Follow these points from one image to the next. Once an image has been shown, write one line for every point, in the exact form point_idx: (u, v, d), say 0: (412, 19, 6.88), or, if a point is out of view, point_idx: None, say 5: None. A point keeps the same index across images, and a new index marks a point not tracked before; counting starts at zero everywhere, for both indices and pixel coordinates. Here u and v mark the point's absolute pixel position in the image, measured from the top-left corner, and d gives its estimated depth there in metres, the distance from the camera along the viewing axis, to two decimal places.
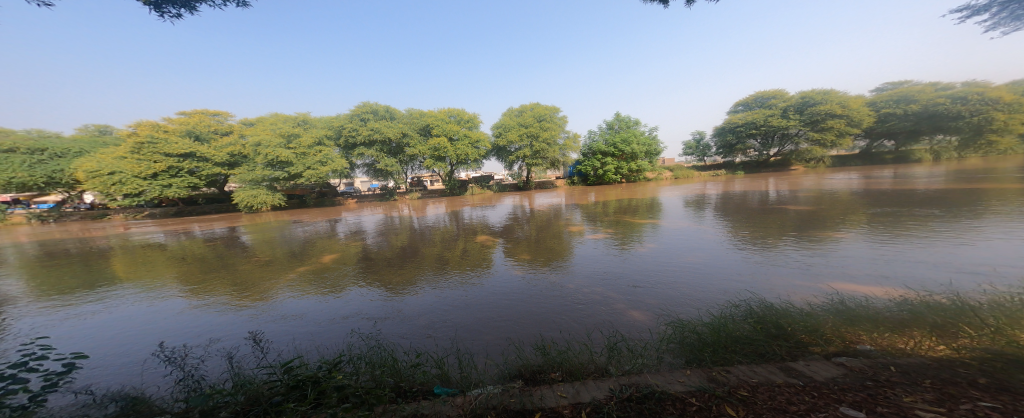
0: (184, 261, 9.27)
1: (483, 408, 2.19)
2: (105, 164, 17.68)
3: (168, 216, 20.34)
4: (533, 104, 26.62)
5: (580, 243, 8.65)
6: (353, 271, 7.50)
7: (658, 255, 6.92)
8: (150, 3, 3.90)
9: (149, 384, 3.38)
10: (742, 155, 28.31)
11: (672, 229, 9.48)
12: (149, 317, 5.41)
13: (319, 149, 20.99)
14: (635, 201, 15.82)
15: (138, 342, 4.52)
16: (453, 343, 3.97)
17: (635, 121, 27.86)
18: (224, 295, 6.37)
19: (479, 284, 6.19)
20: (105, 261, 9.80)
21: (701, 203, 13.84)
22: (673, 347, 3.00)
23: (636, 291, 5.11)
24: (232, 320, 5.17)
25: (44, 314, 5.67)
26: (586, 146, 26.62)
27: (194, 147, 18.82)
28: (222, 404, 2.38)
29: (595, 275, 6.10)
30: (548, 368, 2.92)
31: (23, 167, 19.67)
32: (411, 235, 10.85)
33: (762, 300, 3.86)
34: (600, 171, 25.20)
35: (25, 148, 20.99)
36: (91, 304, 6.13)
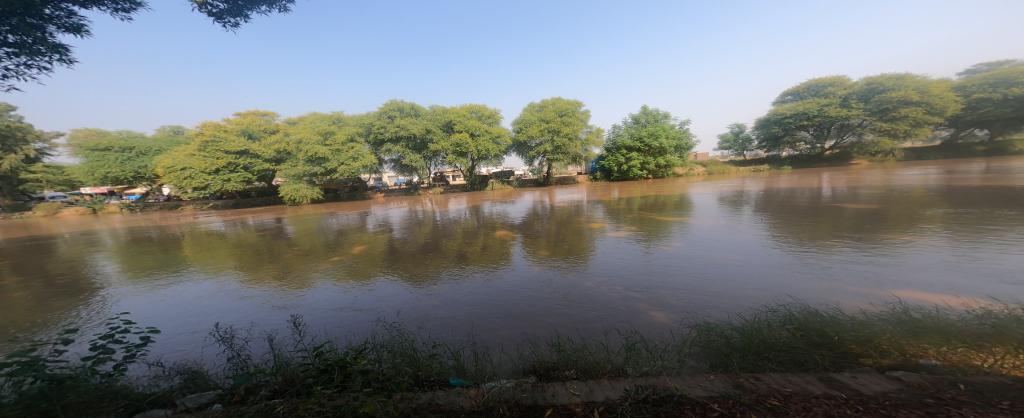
0: (239, 248, 10.32)
1: (497, 401, 2.25)
2: (179, 161, 20.09)
3: (227, 208, 22.55)
4: (555, 98, 26.19)
5: (602, 240, 8.53)
6: (380, 262, 7.90)
7: (685, 255, 6.65)
8: (211, 14, 4.40)
9: (206, 361, 3.81)
10: (789, 149, 25.88)
11: (702, 227, 9.06)
12: (208, 299, 6.09)
13: (352, 145, 22.02)
14: (663, 198, 15.26)
15: (196, 322, 5.07)
16: (470, 336, 4.10)
17: (663, 114, 26.67)
18: (268, 281, 6.97)
19: (499, 279, 6.28)
20: (178, 246, 11.19)
21: (738, 201, 13.06)
22: (697, 352, 2.89)
23: (658, 291, 4.95)
24: (274, 305, 5.66)
25: (126, 293, 6.55)
26: (610, 140, 26.02)
27: (248, 145, 20.51)
28: (263, 382, 2.65)
29: (617, 273, 5.99)
30: (563, 366, 2.93)
31: (117, 163, 23.12)
32: (434, 229, 11.19)
33: (803, 306, 3.57)
34: (624, 166, 24.43)
35: (116, 147, 24.11)
36: (164, 285, 7.00)
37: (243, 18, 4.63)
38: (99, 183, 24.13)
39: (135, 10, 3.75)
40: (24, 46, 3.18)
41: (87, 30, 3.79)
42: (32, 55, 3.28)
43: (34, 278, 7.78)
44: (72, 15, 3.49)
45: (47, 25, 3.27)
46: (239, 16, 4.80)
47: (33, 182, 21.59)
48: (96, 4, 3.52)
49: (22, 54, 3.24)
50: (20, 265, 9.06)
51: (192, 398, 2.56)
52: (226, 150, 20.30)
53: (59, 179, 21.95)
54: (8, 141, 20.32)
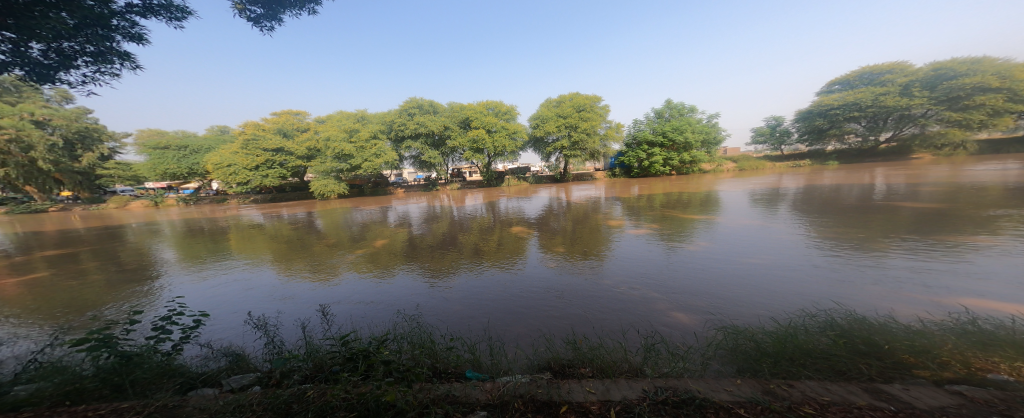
0: (275, 240, 11.05)
1: (511, 395, 2.27)
2: (225, 158, 21.71)
3: (265, 202, 24.09)
4: (572, 94, 25.74)
5: (620, 237, 8.34)
6: (400, 256, 8.16)
7: (709, 255, 6.40)
8: (251, 20, 4.77)
9: (246, 344, 4.14)
10: (836, 142, 24.13)
11: (730, 226, 8.64)
12: (249, 286, 6.59)
13: (375, 142, 22.78)
14: (687, 195, 14.67)
15: (238, 308, 5.49)
16: (486, 331, 4.17)
17: (688, 107, 25.57)
18: (300, 272, 7.40)
19: (516, 274, 6.33)
20: (224, 236, 12.17)
21: (772, 199, 12.27)
22: (721, 356, 2.72)
23: (680, 291, 4.81)
24: (305, 294, 6.03)
25: (180, 278, 7.23)
26: (630, 136, 25.29)
27: (283, 143, 21.79)
28: (295, 368, 2.84)
29: (636, 272, 5.84)
30: (579, 363, 2.92)
31: (174, 160, 25.46)
32: (453, 225, 11.40)
33: (847, 312, 3.28)
34: (645, 162, 23.70)
35: (173, 146, 26.20)
36: (211, 272, 7.64)
37: (276, 21, 4.95)
38: (159, 178, 26.57)
39: (186, 16, 4.11)
40: (99, 54, 3.57)
41: (146, 39, 4.20)
42: (105, 63, 3.67)
43: (108, 263, 8.75)
44: (134, 25, 3.89)
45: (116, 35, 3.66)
46: (273, 20, 5.14)
47: (107, 178, 24.16)
48: (154, 15, 3.91)
49: (98, 63, 3.65)
50: (96, 251, 10.20)
51: (234, 379, 2.78)
52: (264, 147, 21.65)
53: (127, 175, 24.32)
54: (87, 141, 22.83)
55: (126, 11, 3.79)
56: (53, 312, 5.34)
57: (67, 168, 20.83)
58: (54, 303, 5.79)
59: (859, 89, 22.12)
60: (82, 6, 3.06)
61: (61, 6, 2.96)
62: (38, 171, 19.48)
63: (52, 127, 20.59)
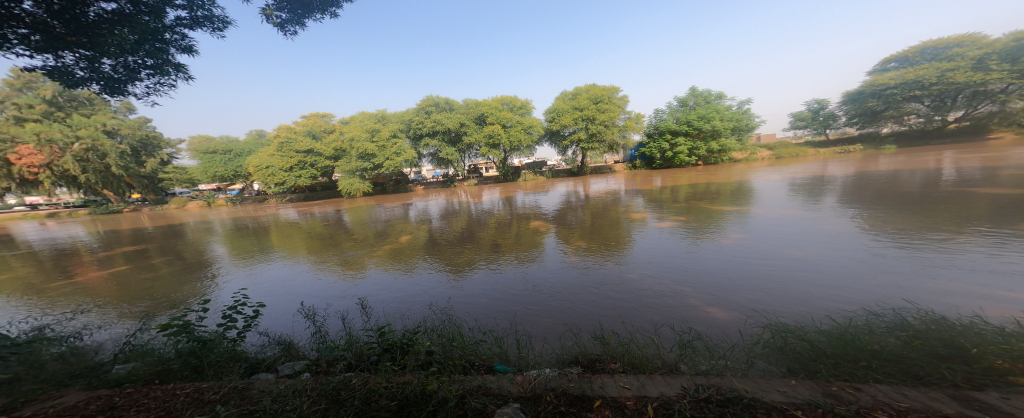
0: (310, 236, 11.67)
1: (543, 388, 2.23)
2: (263, 160, 23.01)
3: (300, 200, 25.34)
4: (589, 85, 25.11)
5: (642, 231, 8.08)
6: (420, 251, 8.31)
7: (744, 248, 6.08)
8: (278, 27, 4.94)
9: (293, 332, 4.41)
10: (893, 124, 22.08)
11: (765, 217, 8.16)
12: (292, 278, 7.04)
13: (395, 141, 23.33)
14: (717, 186, 14.00)
15: (286, 299, 5.86)
16: (513, 324, 4.17)
17: (715, 94, 24.31)
18: (331, 266, 7.74)
19: (541, 268, 6.29)
20: (266, 233, 13.02)
21: (814, 188, 11.45)
22: (770, 353, 2.55)
23: (718, 285, 4.60)
24: (339, 287, 6.30)
25: (233, 270, 7.84)
26: (652, 126, 24.47)
27: (313, 145, 22.74)
28: (338, 357, 2.98)
29: (667, 265, 5.63)
30: (608, 359, 2.85)
31: (223, 163, 28.49)
32: (471, 220, 11.46)
33: (916, 312, 2.96)
34: (669, 153, 22.82)
35: (220, 150, 29.09)
36: (259, 265, 8.22)
37: (303, 26, 5.09)
38: (210, 180, 28.73)
39: (226, 25, 4.30)
40: (158, 67, 3.79)
41: (194, 51, 4.44)
42: (164, 75, 3.90)
43: (176, 256, 9.62)
44: (184, 38, 4.10)
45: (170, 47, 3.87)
46: (299, 25, 5.29)
47: (167, 181, 26.53)
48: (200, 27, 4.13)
49: (158, 75, 3.88)
50: (161, 247, 11.14)
51: (286, 365, 2.96)
52: (296, 149, 22.73)
53: (183, 178, 27.00)
54: (149, 148, 25.10)
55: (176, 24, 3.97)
56: (136, 300, 5.92)
57: (136, 173, 22.89)
58: (134, 292, 6.41)
59: (922, 66, 20.40)
60: (140, 22, 3.23)
61: (124, 24, 3.14)
62: (113, 176, 21.48)
63: (120, 136, 22.63)
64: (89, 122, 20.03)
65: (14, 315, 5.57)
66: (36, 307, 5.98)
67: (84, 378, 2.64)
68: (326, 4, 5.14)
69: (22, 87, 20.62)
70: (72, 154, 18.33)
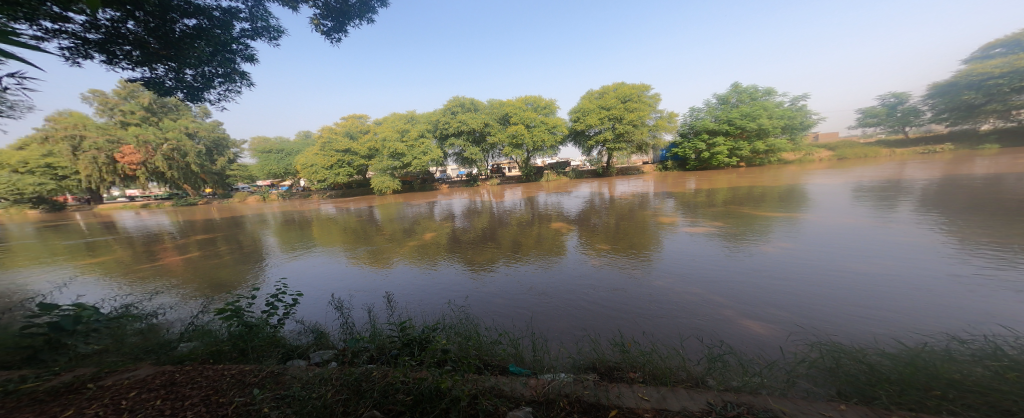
0: (346, 230, 12.35)
1: (557, 394, 2.19)
2: (307, 159, 24.75)
3: (340, 196, 26.91)
4: (617, 84, 24.39)
5: (672, 235, 7.71)
6: (443, 248, 8.50)
7: (786, 258, 5.61)
8: (325, 36, 5.31)
9: (325, 322, 4.66)
10: (997, 120, 18.71)
11: (816, 225, 7.42)
12: (326, 269, 7.48)
13: (422, 141, 24.11)
14: (761, 190, 12.98)
15: (320, 289, 6.23)
16: (530, 326, 4.14)
17: (763, 91, 22.46)
18: (362, 259, 8.12)
19: (560, 270, 6.19)
20: (310, 226, 14.01)
21: (882, 194, 10.20)
22: (817, 375, 2.30)
23: (756, 297, 4.26)
24: (367, 280, 6.59)
25: (279, 260, 8.50)
26: (687, 125, 23.35)
27: (350, 145, 24.07)
28: (362, 348, 3.11)
29: (698, 273, 5.32)
30: (627, 368, 2.73)
31: (276, 161, 31.11)
32: (492, 219, 11.55)
33: (1007, 341, 2.53)
34: (705, 153, 21.58)
35: (274, 150, 31.84)
36: (300, 256, 8.83)
37: (344, 32, 5.39)
38: (266, 176, 31.45)
39: (280, 35, 4.75)
40: (227, 75, 4.60)
41: (256, 60, 5.13)
42: (232, 81, 4.73)
43: (236, 245, 10.67)
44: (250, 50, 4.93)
45: (235, 57, 4.56)
46: (341, 33, 5.62)
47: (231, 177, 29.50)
48: (257, 35, 4.73)
49: (228, 82, 4.71)
50: (222, 236, 12.32)
51: (317, 353, 3.13)
52: (336, 149, 24.17)
53: (245, 175, 29.88)
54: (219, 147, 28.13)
55: (243, 36, 4.76)
56: (200, 283, 6.62)
57: (211, 170, 25.83)
58: (200, 276, 7.19)
59: None
60: (213, 35, 3.99)
61: (201, 37, 3.89)
62: (191, 172, 24.37)
63: (199, 137, 25.78)
64: (175, 125, 23.05)
65: (108, 292, 6.41)
66: (125, 285, 6.85)
67: (155, 353, 2.97)
68: (364, 11, 5.41)
69: (128, 95, 24.27)
70: (162, 154, 21.80)
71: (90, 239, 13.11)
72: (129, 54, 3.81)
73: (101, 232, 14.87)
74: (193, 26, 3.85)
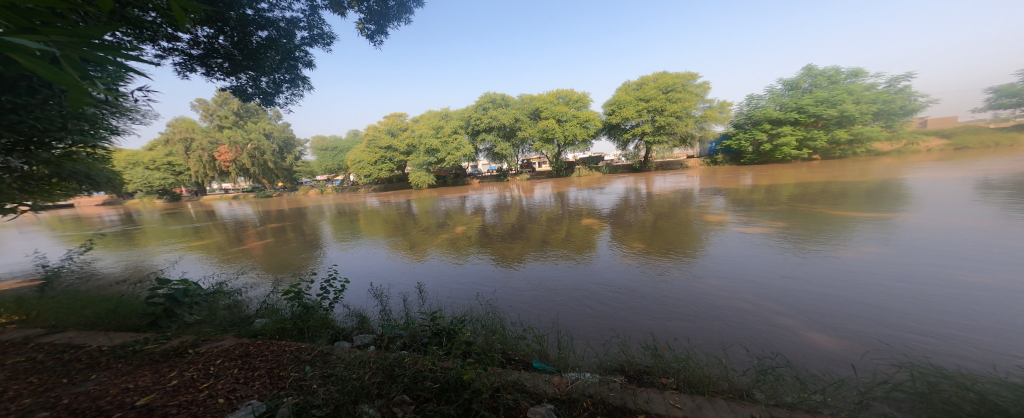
0: (388, 221, 13.10)
1: (580, 393, 2.14)
2: (356, 155, 26.60)
3: (385, 190, 28.54)
4: (657, 74, 23.17)
5: (720, 236, 7.14)
6: (474, 241, 8.67)
7: (858, 264, 4.93)
8: (368, 38, 5.70)
9: (365, 307, 4.98)
10: None
11: (908, 230, 6.35)
12: (369, 258, 8.00)
13: (455, 136, 24.60)
14: (834, 187, 11.41)
15: (364, 276, 6.68)
16: (555, 323, 4.08)
17: (846, 72, 19.39)
18: (401, 250, 8.56)
19: (592, 267, 6.03)
20: (360, 217, 15.16)
21: (1003, 193, 8.35)
22: (901, 399, 1.99)
23: (815, 307, 3.81)
24: (402, 270, 6.93)
25: (333, 248, 9.29)
26: (745, 114, 21.50)
27: (391, 141, 25.44)
28: (397, 335, 3.26)
29: (746, 277, 4.89)
30: (659, 373, 2.59)
31: (330, 158, 33.88)
32: (521, 215, 11.55)
33: None
34: (768, 145, 19.71)
35: (329, 148, 34.80)
36: (350, 245, 9.55)
37: (385, 35, 5.67)
38: (323, 171, 34.43)
39: (332, 40, 5.09)
40: (293, 81, 5.10)
41: (314, 65, 5.59)
42: (297, 86, 5.23)
43: (301, 232, 11.89)
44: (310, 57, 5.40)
45: (299, 63, 5.01)
46: (382, 36, 5.89)
47: None
48: (313, 43, 5.14)
49: (294, 87, 5.22)
50: (289, 225, 13.74)
51: (359, 336, 3.33)
52: (381, 146, 25.75)
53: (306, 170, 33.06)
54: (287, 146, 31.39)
55: (304, 44, 5.20)
56: (268, 266, 7.46)
57: (280, 166, 28.92)
58: (270, 259, 8.12)
59: None
60: (281, 45, 4.43)
61: (272, 49, 4.35)
62: (268, 168, 27.80)
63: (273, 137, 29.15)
64: (255, 127, 26.51)
65: (205, 269, 7.49)
66: (217, 264, 7.97)
67: (237, 326, 3.39)
68: (402, 12, 5.62)
69: (224, 103, 27.89)
70: (247, 153, 25.46)
71: (193, 224, 15.47)
72: (221, 66, 4.45)
73: (203, 218, 17.60)
74: (265, 38, 4.30)
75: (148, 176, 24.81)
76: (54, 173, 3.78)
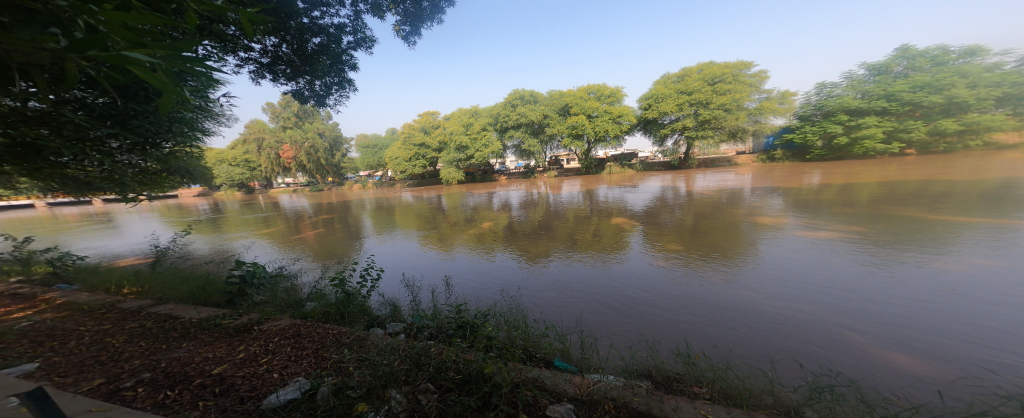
0: (421, 216, 13.58)
1: (602, 396, 2.10)
2: (394, 152, 27.75)
3: (419, 185, 29.59)
4: (702, 64, 22.03)
5: (765, 239, 6.60)
6: (501, 237, 8.75)
7: (934, 273, 4.31)
8: (404, 40, 5.94)
9: (397, 297, 5.22)
10: None
11: (1007, 237, 5.37)
12: (405, 250, 8.37)
13: (483, 133, 24.98)
14: (910, 187, 9.98)
15: (398, 268, 6.99)
16: (579, 323, 4.01)
17: (959, 51, 16.02)
18: (431, 243, 8.83)
19: (620, 268, 5.85)
20: (398, 210, 15.93)
21: None
22: None
23: (878, 317, 3.40)
24: (433, 263, 7.16)
25: (373, 239, 9.83)
26: (814, 105, 18.69)
27: (424, 139, 26.31)
28: (425, 325, 3.38)
29: (790, 283, 4.50)
30: (691, 381, 2.46)
31: (372, 155, 35.88)
32: (548, 212, 11.45)
33: None
34: (843, 139, 16.62)
35: (371, 146, 36.88)
36: (387, 237, 10.04)
37: (420, 36, 5.86)
38: (366, 167, 36.57)
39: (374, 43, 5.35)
40: (342, 83, 5.44)
41: (358, 68, 5.91)
42: (346, 88, 5.57)
43: (345, 224, 12.74)
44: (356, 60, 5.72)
45: (346, 66, 5.29)
46: (417, 37, 6.08)
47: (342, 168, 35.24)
48: (356, 47, 5.44)
49: (343, 89, 5.56)
50: (335, 217, 14.75)
51: (391, 324, 3.49)
52: (415, 143, 26.70)
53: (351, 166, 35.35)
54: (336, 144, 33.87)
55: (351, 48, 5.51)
56: (317, 254, 8.07)
57: (330, 162, 31.04)
58: (318, 247, 8.79)
59: None
60: (331, 50, 4.73)
61: (324, 53, 4.67)
62: (320, 165, 30.08)
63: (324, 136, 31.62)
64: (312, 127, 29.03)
65: (273, 254, 8.35)
66: (282, 249, 8.83)
67: (292, 307, 3.71)
68: (435, 13, 5.77)
69: (287, 105, 30.24)
70: (304, 150, 28.07)
71: (259, 214, 17.19)
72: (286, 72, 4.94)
73: (266, 209, 19.46)
74: (318, 44, 4.63)
75: (229, 172, 30.55)
76: (164, 169, 4.38)
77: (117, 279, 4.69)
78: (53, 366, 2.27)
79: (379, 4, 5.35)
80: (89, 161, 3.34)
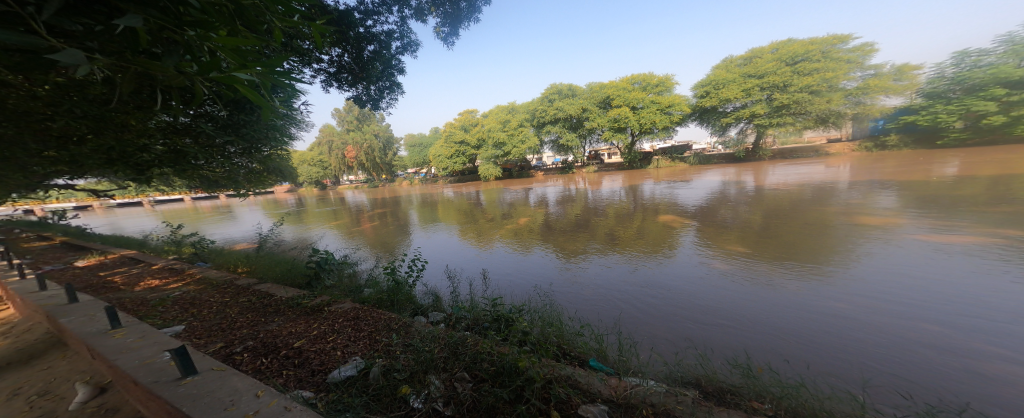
0: (462, 211, 14.00)
1: (641, 401, 2.02)
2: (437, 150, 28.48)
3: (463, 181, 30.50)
4: (776, 44, 20.18)
5: (842, 242, 5.83)
6: (536, 233, 8.75)
7: None
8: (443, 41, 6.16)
9: (438, 287, 5.46)
10: None
11: None
12: (449, 243, 8.73)
13: (522, 129, 25.15)
14: None
15: (441, 260, 7.30)
16: (616, 323, 3.89)
17: None
18: (470, 238, 9.08)
19: (661, 269, 5.55)
20: (444, 205, 16.61)
21: None
22: None
23: (997, 342, 2.81)
24: (471, 256, 7.37)
25: (419, 232, 10.36)
26: (959, 78, 14.79)
27: (466, 137, 27.00)
28: (462, 316, 3.49)
29: (863, 292, 3.97)
30: (749, 395, 2.26)
31: (421, 153, 37.74)
32: (586, 208, 11.14)
33: None
34: (999, 118, 12.96)
35: (419, 144, 38.79)
36: (430, 230, 10.51)
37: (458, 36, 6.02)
38: (416, 165, 38.61)
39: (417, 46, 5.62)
40: (393, 87, 5.77)
41: (404, 72, 6.22)
42: (396, 91, 5.91)
43: (399, 217, 13.61)
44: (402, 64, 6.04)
45: (394, 71, 5.62)
46: (456, 37, 6.24)
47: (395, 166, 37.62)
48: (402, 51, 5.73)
49: (393, 92, 5.90)
50: (389, 211, 15.78)
51: (433, 313, 3.65)
52: (458, 140, 27.44)
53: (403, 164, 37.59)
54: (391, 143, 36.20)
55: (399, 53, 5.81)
56: (372, 244, 8.73)
57: (385, 161, 33.16)
58: (372, 239, 9.49)
59: None
60: (382, 55, 5.04)
61: (376, 59, 5.00)
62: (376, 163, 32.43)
63: (380, 137, 33.95)
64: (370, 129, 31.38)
65: (340, 243, 9.22)
66: (348, 239, 9.72)
67: (355, 291, 4.04)
68: (472, 12, 5.86)
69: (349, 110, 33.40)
70: (363, 150, 30.51)
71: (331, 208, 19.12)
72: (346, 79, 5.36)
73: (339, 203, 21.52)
74: (372, 51, 4.96)
75: (309, 172, 34.35)
76: (262, 168, 5.11)
77: (236, 259, 5.49)
78: (194, 329, 2.75)
79: (422, 8, 5.56)
80: (216, 163, 4.04)
